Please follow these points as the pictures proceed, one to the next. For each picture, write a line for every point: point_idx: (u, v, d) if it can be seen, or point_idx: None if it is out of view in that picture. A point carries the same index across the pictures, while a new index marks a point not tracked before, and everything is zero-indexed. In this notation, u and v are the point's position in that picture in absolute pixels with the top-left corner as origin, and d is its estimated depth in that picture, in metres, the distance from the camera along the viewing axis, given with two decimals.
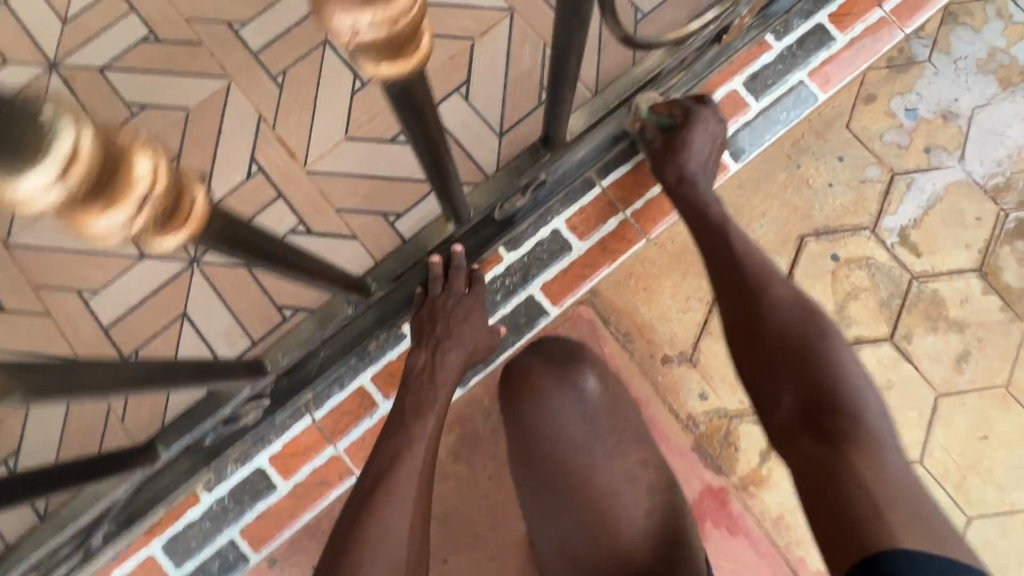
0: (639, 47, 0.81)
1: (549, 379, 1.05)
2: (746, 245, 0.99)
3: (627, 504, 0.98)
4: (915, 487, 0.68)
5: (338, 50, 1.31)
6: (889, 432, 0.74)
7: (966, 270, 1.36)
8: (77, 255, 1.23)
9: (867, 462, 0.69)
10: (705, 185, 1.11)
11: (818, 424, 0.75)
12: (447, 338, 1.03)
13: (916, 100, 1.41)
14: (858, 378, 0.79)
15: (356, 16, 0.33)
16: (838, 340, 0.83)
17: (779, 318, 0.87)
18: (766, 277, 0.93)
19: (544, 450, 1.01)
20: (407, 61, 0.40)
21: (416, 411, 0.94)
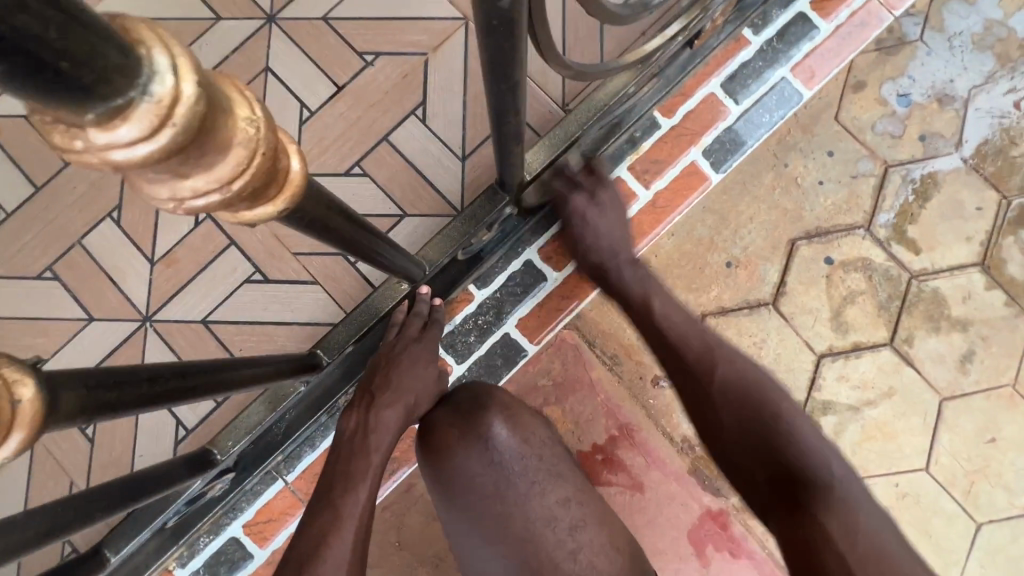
0: (594, 77, 0.72)
1: (452, 434, 0.93)
2: (680, 313, 0.98)
3: (553, 550, 0.87)
4: (891, 548, 0.68)
5: (281, 76, 1.22)
6: (854, 488, 0.75)
7: (968, 265, 1.28)
8: (21, 322, 1.16)
9: (839, 524, 0.69)
10: (617, 256, 1.08)
11: (787, 498, 0.75)
12: (383, 391, 0.90)
13: (909, 84, 1.31)
14: (810, 437, 0.79)
15: (174, 189, 0.25)
16: (784, 399, 0.84)
17: (727, 384, 0.87)
18: (708, 343, 0.92)
19: (462, 509, 0.91)
20: (273, 204, 0.32)
21: (346, 483, 0.81)
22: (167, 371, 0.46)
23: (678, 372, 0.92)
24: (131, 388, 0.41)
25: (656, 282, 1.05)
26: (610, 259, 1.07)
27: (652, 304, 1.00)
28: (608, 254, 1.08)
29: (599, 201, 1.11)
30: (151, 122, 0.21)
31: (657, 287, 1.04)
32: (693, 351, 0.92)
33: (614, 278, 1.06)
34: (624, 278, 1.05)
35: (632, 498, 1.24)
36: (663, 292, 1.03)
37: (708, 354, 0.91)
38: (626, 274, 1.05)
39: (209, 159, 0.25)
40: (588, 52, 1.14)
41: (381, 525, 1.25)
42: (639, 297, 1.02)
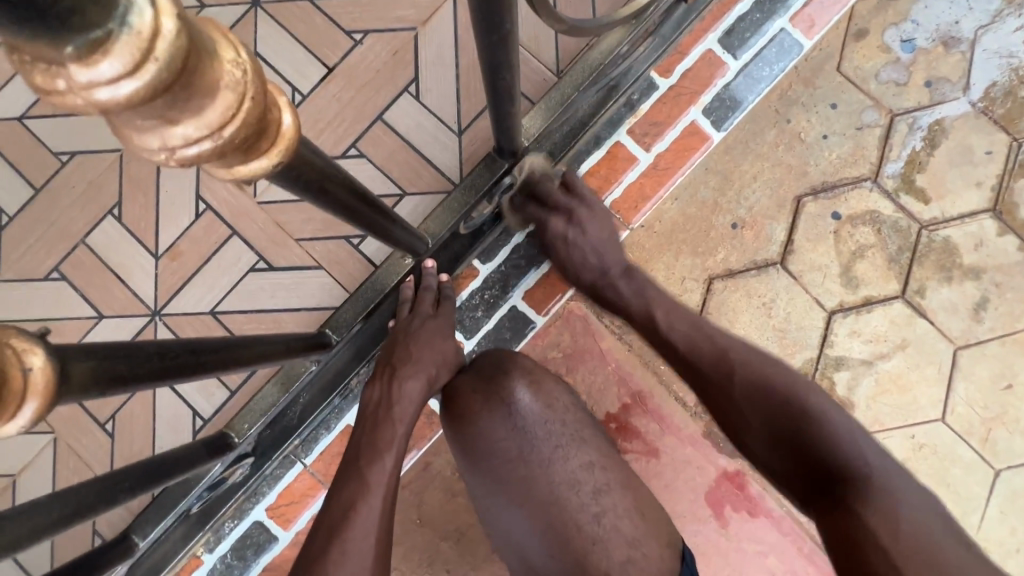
0: (587, 32, 0.70)
1: (475, 400, 0.94)
2: (682, 318, 0.95)
3: (576, 512, 0.87)
4: (935, 529, 0.65)
5: (271, 62, 1.20)
6: (889, 472, 0.72)
7: (979, 212, 1.26)
8: (33, 324, 1.17)
9: (877, 515, 0.67)
10: (608, 271, 1.06)
11: (826, 495, 0.73)
12: (405, 363, 0.89)
13: (912, 28, 1.27)
14: (835, 424, 0.77)
15: (164, 137, 0.25)
16: (811, 388, 0.82)
17: (746, 385, 0.84)
18: (719, 346, 0.89)
19: (488, 471, 0.91)
20: (266, 158, 0.31)
21: (372, 452, 0.82)
22: (174, 345, 0.46)
23: (696, 378, 0.90)
24: (140, 361, 0.41)
25: (653, 289, 1.02)
26: (601, 276, 1.05)
27: (653, 314, 0.98)
28: (598, 270, 1.06)
29: (578, 218, 1.08)
30: (134, 58, 0.20)
31: (655, 293, 1.01)
32: (708, 351, 0.90)
33: (610, 295, 1.04)
34: (618, 293, 1.03)
35: (648, 464, 1.25)
36: (662, 295, 1.00)
37: (723, 356, 0.88)
38: (622, 287, 1.03)
39: (197, 103, 0.24)
40: (581, 12, 1.11)
41: (402, 503, 1.27)
42: (642, 308, 0.99)
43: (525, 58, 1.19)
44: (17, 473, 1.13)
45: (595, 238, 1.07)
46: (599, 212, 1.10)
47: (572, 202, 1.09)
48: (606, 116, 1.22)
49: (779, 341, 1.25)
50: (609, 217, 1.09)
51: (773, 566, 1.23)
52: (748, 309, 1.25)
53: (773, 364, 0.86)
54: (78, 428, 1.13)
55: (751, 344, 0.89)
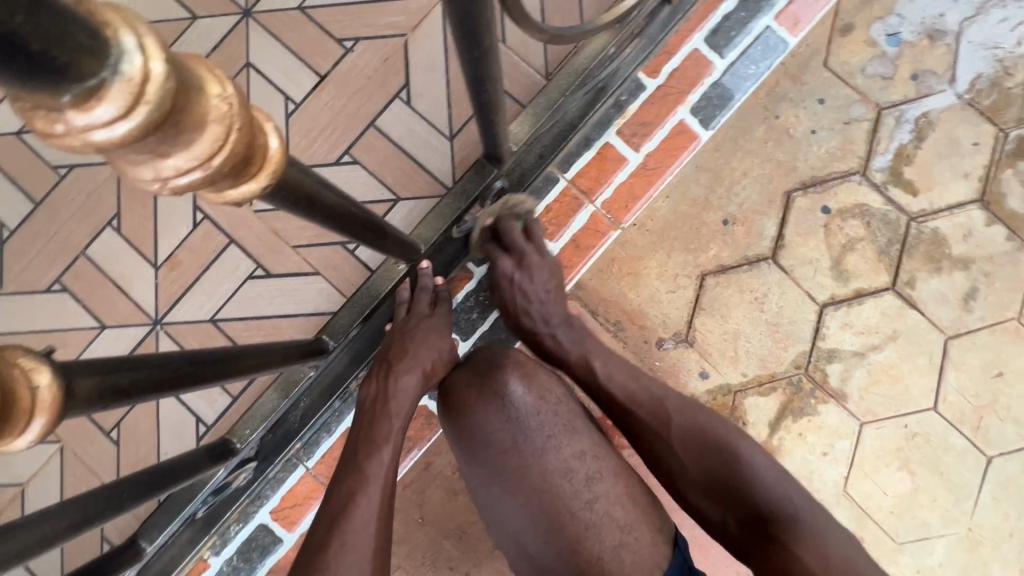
0: (569, 40, 0.71)
1: (470, 393, 0.96)
2: (622, 370, 0.97)
3: (569, 500, 0.90)
4: (856, 560, 0.75)
5: (264, 72, 1.22)
6: (812, 513, 0.80)
7: (967, 202, 1.27)
8: (37, 335, 1.19)
9: (810, 551, 0.75)
10: (549, 320, 1.04)
11: (762, 535, 0.80)
12: (401, 359, 0.91)
13: (897, 22, 1.29)
14: (762, 473, 0.84)
15: (158, 169, 0.27)
16: (739, 437, 0.88)
17: (683, 435, 0.89)
18: (657, 398, 0.93)
19: (484, 461, 0.94)
20: (256, 180, 0.33)
21: (370, 446, 0.84)
22: (175, 358, 0.48)
23: (633, 425, 0.93)
24: (142, 373, 0.43)
25: (592, 341, 1.02)
26: (540, 324, 1.04)
27: (592, 366, 0.98)
28: (540, 318, 1.04)
29: (530, 264, 1.06)
30: (127, 101, 0.22)
31: (593, 343, 1.01)
32: (645, 406, 0.93)
33: (548, 345, 1.03)
34: (558, 343, 1.02)
35: (646, 459, 1.27)
36: (600, 346, 1.01)
37: (660, 408, 0.92)
38: (561, 339, 1.02)
39: (186, 137, 0.26)
40: (568, 16, 1.13)
41: (404, 503, 1.29)
42: (581, 358, 0.99)
43: (514, 62, 1.20)
44: (26, 482, 1.15)
45: (538, 288, 1.05)
46: (553, 267, 1.08)
47: (527, 246, 1.07)
48: (595, 117, 1.24)
49: (771, 335, 1.27)
50: (558, 270, 1.07)
51: None
52: (741, 304, 1.27)
53: (707, 414, 0.92)
54: (83, 436, 1.15)
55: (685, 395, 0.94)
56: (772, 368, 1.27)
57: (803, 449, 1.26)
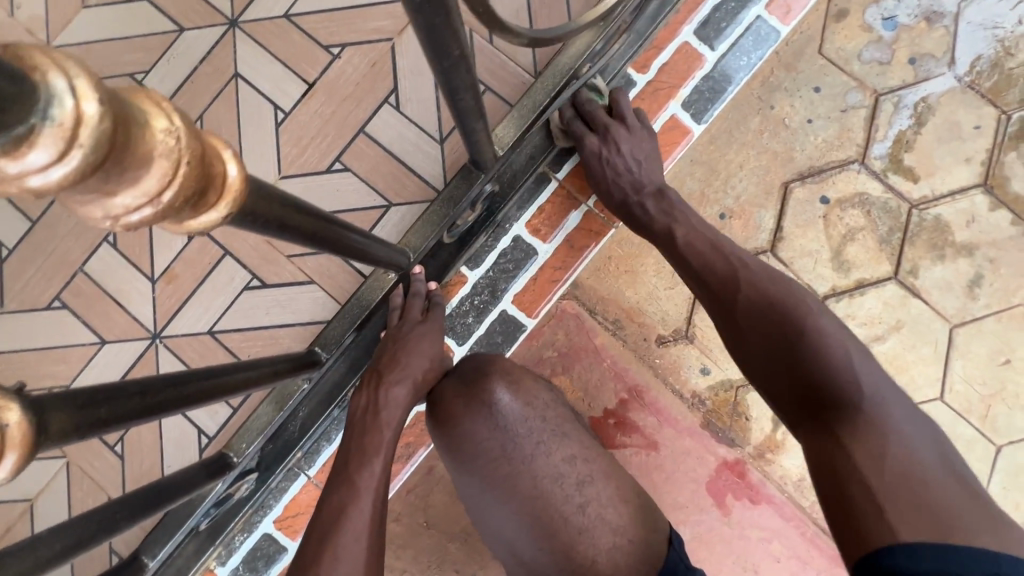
0: (549, 42, 0.69)
1: (458, 403, 0.95)
2: (701, 238, 0.95)
3: (561, 504, 0.90)
4: (924, 463, 0.67)
5: (251, 81, 1.22)
6: (889, 404, 0.72)
7: (970, 187, 1.25)
8: (40, 353, 1.20)
9: (865, 450, 0.68)
10: (638, 191, 1.05)
11: (816, 417, 0.75)
12: (392, 369, 0.91)
13: (893, 6, 1.26)
14: (839, 351, 0.76)
15: (107, 207, 0.26)
16: (813, 313, 0.80)
17: (750, 303, 0.84)
18: (733, 267, 0.89)
19: (474, 472, 0.93)
20: (214, 210, 0.33)
21: (361, 458, 0.84)
22: (157, 382, 0.48)
23: (705, 293, 0.91)
24: (121, 401, 0.43)
25: (683, 211, 1.01)
26: (632, 194, 1.05)
27: (674, 233, 0.98)
28: (632, 186, 1.06)
29: (616, 135, 1.08)
30: (60, 144, 0.22)
31: (682, 212, 1.01)
32: (718, 276, 0.90)
33: (639, 214, 1.05)
34: (646, 211, 1.04)
35: (648, 457, 1.26)
36: (690, 216, 1.00)
37: (732, 278, 0.88)
38: (650, 208, 1.03)
39: (132, 174, 0.26)
40: (556, 21, 1.13)
41: (408, 507, 1.30)
42: (664, 227, 0.99)
43: (502, 63, 1.19)
44: (34, 497, 1.17)
45: (631, 153, 1.06)
46: (642, 137, 1.09)
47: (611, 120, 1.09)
48: None
49: None
50: (647, 138, 1.09)
51: (777, 551, 1.25)
52: None
53: (787, 288, 0.84)
54: (89, 450, 1.17)
55: (767, 266, 0.88)
56: None
57: None
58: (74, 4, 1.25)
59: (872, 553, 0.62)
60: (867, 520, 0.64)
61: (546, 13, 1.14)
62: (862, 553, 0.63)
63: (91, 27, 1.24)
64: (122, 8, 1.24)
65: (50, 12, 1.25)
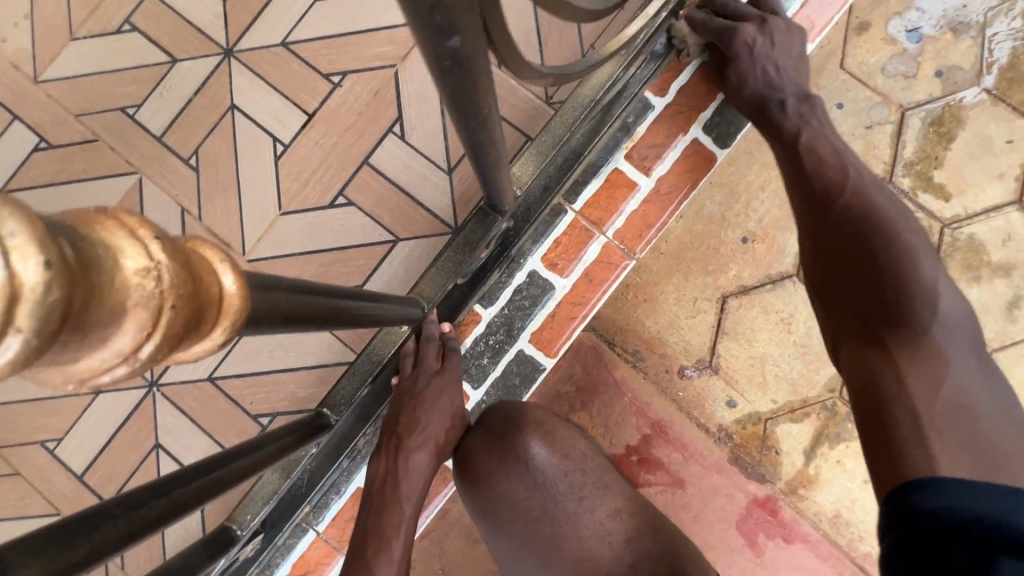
0: (576, 77, 0.64)
1: (491, 461, 0.89)
2: (829, 148, 0.84)
3: (610, 566, 0.85)
4: (983, 408, 0.58)
5: (248, 112, 1.16)
6: (965, 339, 0.63)
7: (1004, 204, 1.19)
8: (31, 404, 1.14)
9: (920, 375, 0.60)
10: (782, 88, 0.95)
11: (880, 333, 0.65)
12: (412, 433, 0.89)
13: (917, 17, 1.21)
14: (933, 275, 0.66)
15: (69, 371, 0.20)
16: (918, 232, 0.71)
17: (849, 207, 0.75)
18: (843, 176, 0.80)
19: (511, 535, 0.88)
20: (211, 336, 0.26)
21: (380, 535, 0.83)
22: (146, 494, 0.42)
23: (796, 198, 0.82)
24: (103, 533, 0.37)
25: (824, 121, 0.90)
26: (774, 90, 0.95)
27: (799, 137, 0.88)
28: (772, 83, 0.96)
29: (772, 26, 0.99)
30: None
31: (818, 122, 0.90)
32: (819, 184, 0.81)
33: (772, 113, 0.94)
34: (784, 112, 0.92)
35: (674, 495, 1.20)
36: (823, 127, 0.89)
37: (837, 185, 0.79)
38: (789, 105, 0.92)
39: (97, 334, 0.19)
40: (568, 54, 1.08)
41: (423, 554, 1.22)
42: (794, 129, 0.89)
43: (512, 88, 1.14)
44: None
45: (782, 46, 0.97)
46: (791, 34, 0.99)
47: (761, 14, 1.01)
48: (609, 134, 1.13)
49: (802, 357, 1.18)
50: (796, 37, 0.99)
51: None
52: (767, 326, 1.18)
53: (894, 205, 0.75)
54: None
55: (881, 179, 0.78)
56: (803, 392, 1.18)
57: (841, 477, 1.18)
58: (62, 36, 1.20)
59: (904, 487, 0.54)
60: (906, 448, 0.57)
61: (557, 35, 1.09)
62: (893, 480, 0.56)
63: (79, 60, 1.19)
64: (112, 39, 1.19)
65: (38, 46, 1.20)
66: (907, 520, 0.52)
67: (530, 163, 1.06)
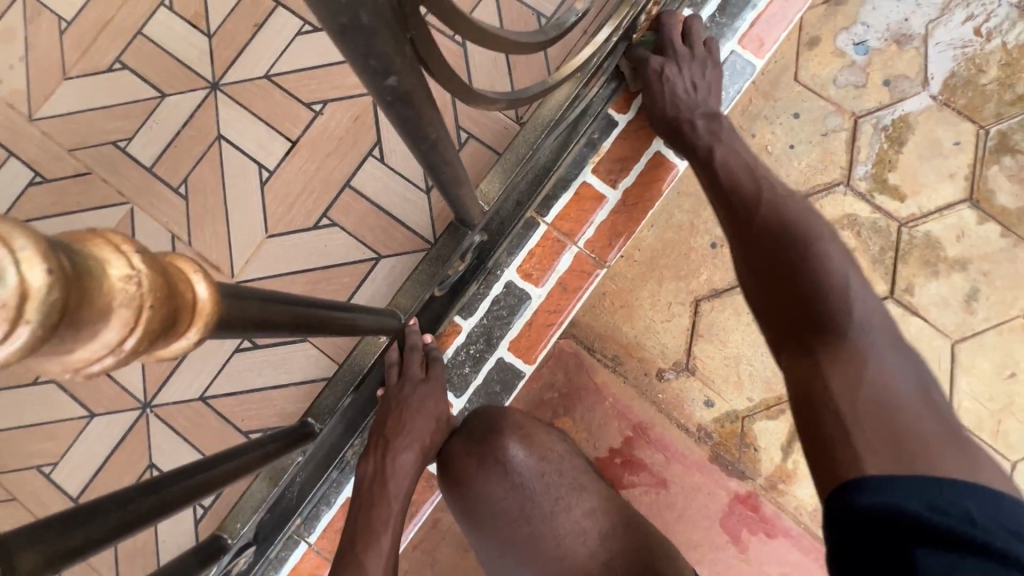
0: (529, 98, 0.70)
1: (470, 463, 0.94)
2: (739, 162, 0.93)
3: (585, 564, 0.86)
4: (903, 397, 0.59)
5: (235, 141, 1.22)
6: (881, 333, 0.65)
7: (956, 202, 1.25)
8: (27, 430, 1.17)
9: (844, 371, 0.62)
10: (691, 112, 1.05)
11: (804, 335, 0.67)
12: (399, 435, 0.93)
13: (863, 30, 1.28)
14: (843, 277, 0.70)
15: (66, 361, 0.25)
16: (829, 239, 0.75)
17: (767, 220, 0.80)
18: (760, 189, 0.86)
19: (492, 534, 0.90)
20: (185, 336, 0.31)
21: (368, 534, 0.86)
22: (138, 491, 0.46)
23: (726, 218, 0.87)
24: (99, 525, 0.41)
25: (731, 135, 1.01)
26: (685, 112, 1.05)
27: (713, 154, 0.97)
28: (685, 106, 1.06)
29: (686, 61, 1.09)
30: (4, 324, 0.20)
31: (727, 138, 1.00)
32: (744, 199, 0.86)
33: (686, 132, 1.04)
34: (694, 130, 1.03)
35: (658, 495, 1.22)
36: (734, 143, 0.99)
37: (756, 197, 0.84)
38: (700, 127, 1.02)
39: (90, 329, 0.24)
40: (536, 76, 1.14)
41: (415, 565, 1.24)
42: (706, 146, 0.99)
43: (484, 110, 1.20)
44: None
45: (690, 77, 1.08)
46: (705, 63, 1.10)
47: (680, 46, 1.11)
48: (576, 149, 1.20)
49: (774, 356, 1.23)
50: (710, 66, 1.09)
51: None
52: (739, 327, 1.23)
53: (807, 214, 0.79)
54: None
55: (793, 192, 0.84)
56: (778, 389, 1.22)
57: None
58: (55, 76, 1.26)
59: (844, 487, 0.54)
60: (840, 446, 0.57)
61: (525, 60, 1.16)
62: (834, 485, 0.55)
63: (72, 98, 1.25)
64: (103, 78, 1.25)
65: (33, 86, 1.26)
66: (845, 516, 0.52)
67: (496, 179, 1.08)
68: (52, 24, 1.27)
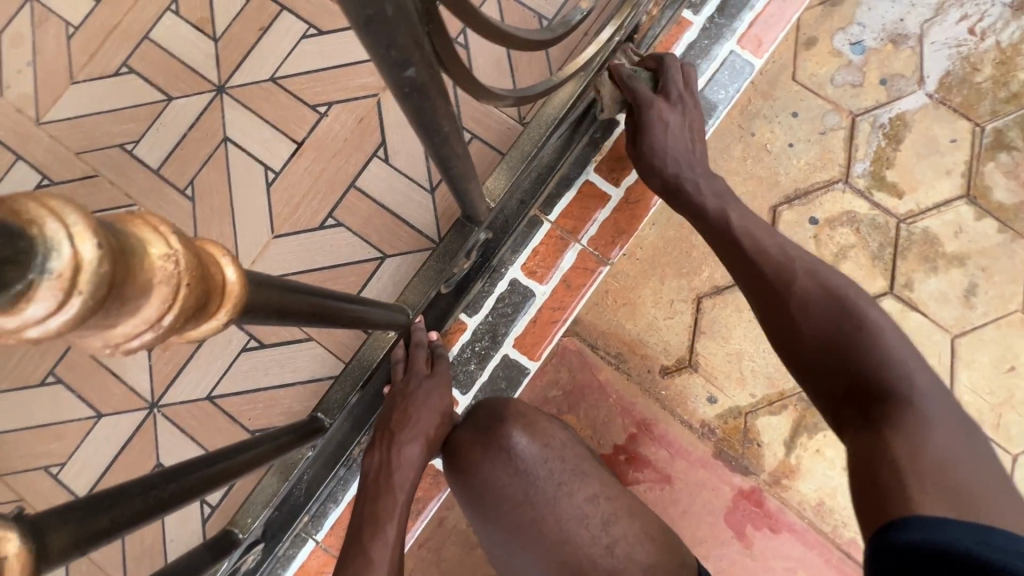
0: (535, 94, 0.71)
1: (475, 451, 0.94)
2: (753, 224, 0.87)
3: (589, 548, 0.87)
4: (968, 468, 0.57)
5: (241, 143, 1.23)
6: (945, 411, 0.62)
7: (954, 199, 1.27)
8: (35, 430, 1.17)
9: (913, 447, 0.58)
10: (691, 169, 1.01)
11: (868, 411, 0.64)
12: (403, 426, 0.93)
13: (859, 31, 1.31)
14: (898, 351, 0.66)
15: (107, 336, 0.26)
16: (873, 309, 0.71)
17: (805, 288, 0.75)
18: (785, 251, 0.81)
19: (496, 520, 0.91)
20: (215, 317, 0.32)
21: (375, 523, 0.87)
22: (160, 478, 0.47)
23: (750, 283, 0.81)
24: (125, 508, 0.42)
25: (733, 198, 0.96)
26: (685, 168, 1.00)
27: (723, 214, 0.91)
28: (682, 160, 1.02)
29: (682, 112, 1.07)
30: (59, 296, 0.22)
31: (732, 199, 0.95)
32: (770, 263, 0.80)
33: (685, 191, 0.99)
34: (697, 187, 0.97)
35: (662, 491, 1.23)
36: (739, 205, 0.95)
37: (787, 262, 0.79)
38: (703, 184, 0.97)
39: (132, 305, 0.25)
40: (539, 75, 1.16)
41: (421, 563, 1.25)
42: (714, 204, 0.93)
43: (487, 110, 1.22)
44: None
45: (684, 130, 1.05)
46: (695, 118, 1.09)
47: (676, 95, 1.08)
48: (578, 148, 1.22)
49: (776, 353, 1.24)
50: (699, 121, 1.08)
51: None
52: (741, 324, 1.24)
53: (845, 282, 0.75)
54: None
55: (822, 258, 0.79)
56: (780, 385, 1.23)
57: (821, 465, 1.22)
58: (63, 81, 1.28)
59: (887, 526, 0.53)
60: (896, 499, 0.55)
61: (527, 60, 1.18)
62: (880, 528, 0.54)
63: (79, 102, 1.26)
64: (110, 81, 1.26)
65: (41, 90, 1.27)
66: (888, 550, 0.51)
67: (502, 178, 1.08)
68: (59, 29, 1.29)
